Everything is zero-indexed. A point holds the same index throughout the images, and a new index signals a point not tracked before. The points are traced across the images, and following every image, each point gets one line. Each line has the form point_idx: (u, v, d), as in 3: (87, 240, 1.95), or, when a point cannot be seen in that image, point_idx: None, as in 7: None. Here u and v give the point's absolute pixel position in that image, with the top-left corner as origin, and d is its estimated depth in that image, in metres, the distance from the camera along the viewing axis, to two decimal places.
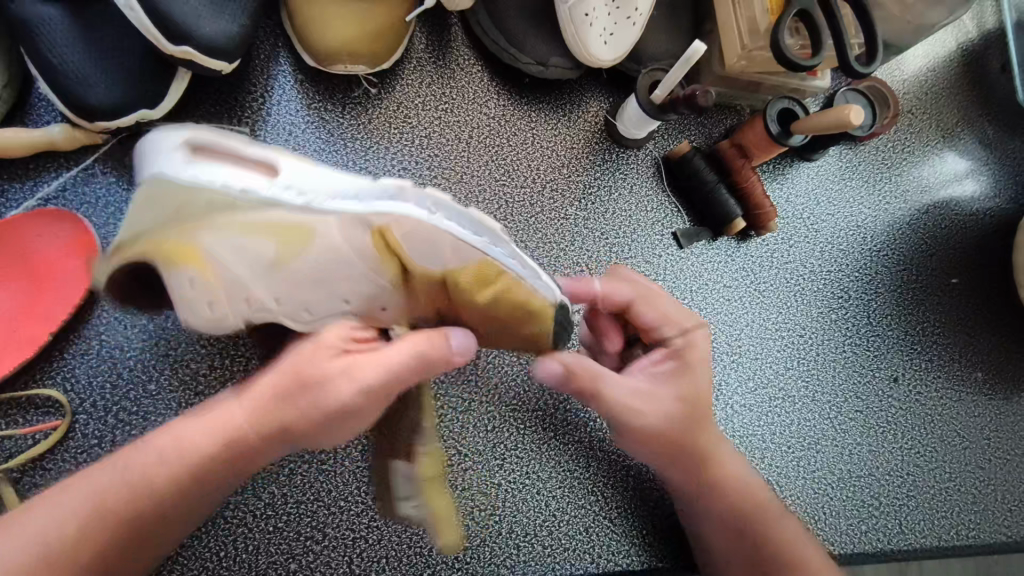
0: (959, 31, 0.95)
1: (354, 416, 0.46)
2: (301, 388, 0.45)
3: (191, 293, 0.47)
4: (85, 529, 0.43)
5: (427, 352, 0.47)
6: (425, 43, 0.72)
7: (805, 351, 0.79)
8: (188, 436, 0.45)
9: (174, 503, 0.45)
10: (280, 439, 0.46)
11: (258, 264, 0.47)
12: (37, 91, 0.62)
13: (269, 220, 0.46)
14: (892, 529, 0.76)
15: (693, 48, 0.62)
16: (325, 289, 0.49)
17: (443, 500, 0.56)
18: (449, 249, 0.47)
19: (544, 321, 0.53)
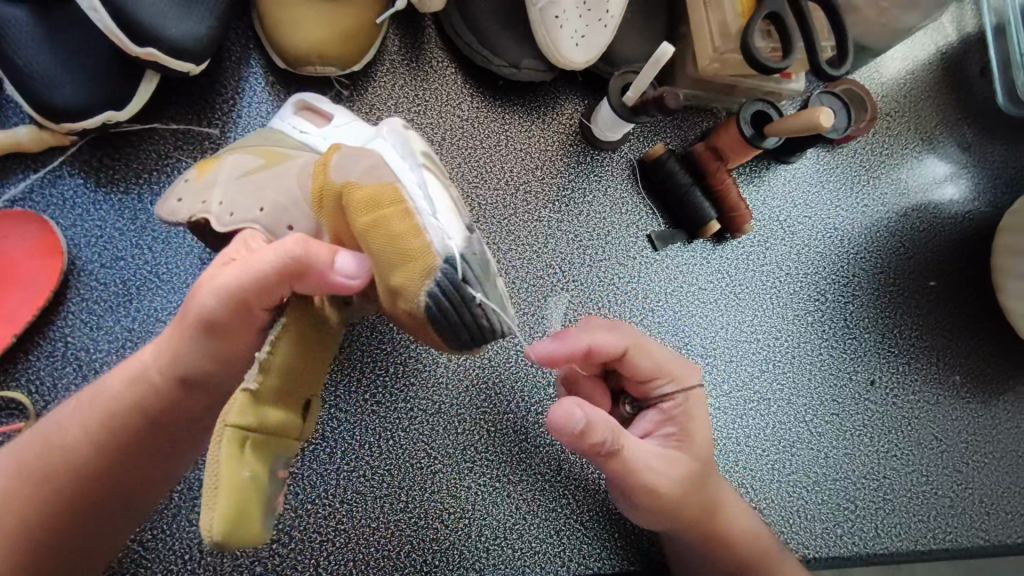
0: (939, 33, 0.95)
1: (230, 330, 0.47)
2: (184, 314, 0.48)
3: (180, 188, 0.56)
4: (12, 490, 0.46)
5: (294, 253, 0.44)
6: (398, 44, 0.72)
7: (781, 354, 0.79)
8: (100, 388, 0.49)
9: (89, 457, 0.47)
10: (178, 378, 0.48)
11: (242, 170, 0.56)
12: (5, 92, 0.61)
13: (274, 149, 0.58)
14: (868, 532, 0.76)
15: (662, 50, 0.61)
16: (257, 197, 0.53)
17: (237, 469, 0.38)
18: (367, 164, 0.48)
19: (414, 269, 0.44)
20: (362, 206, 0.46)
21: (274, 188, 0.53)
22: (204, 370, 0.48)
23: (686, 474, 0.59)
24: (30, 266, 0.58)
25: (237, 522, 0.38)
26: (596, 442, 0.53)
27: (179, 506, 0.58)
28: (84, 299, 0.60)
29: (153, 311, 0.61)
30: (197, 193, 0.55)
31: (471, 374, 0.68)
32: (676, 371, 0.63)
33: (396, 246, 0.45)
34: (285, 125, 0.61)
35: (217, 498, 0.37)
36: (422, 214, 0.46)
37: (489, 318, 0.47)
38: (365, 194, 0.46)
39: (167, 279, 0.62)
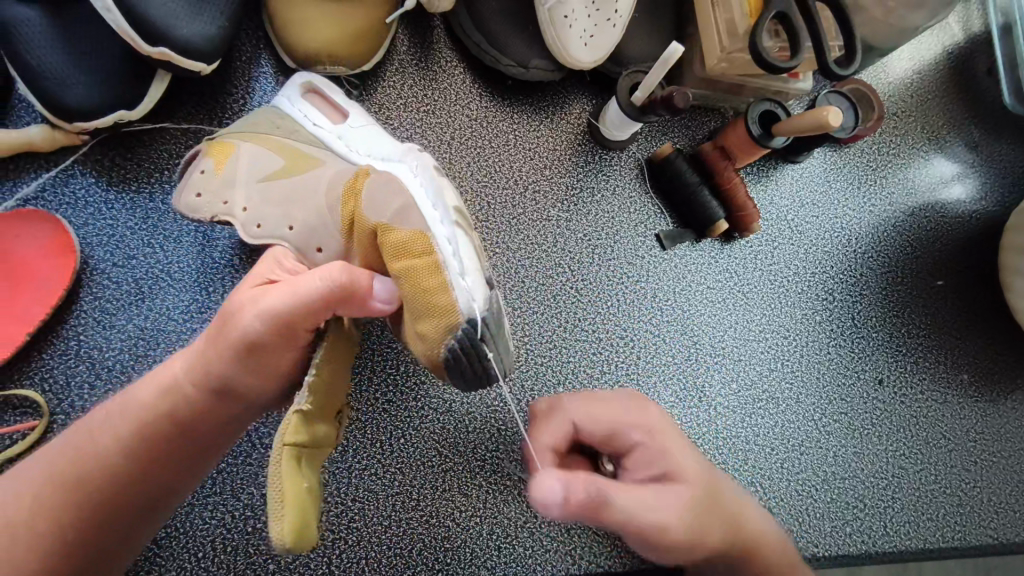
0: (946, 33, 0.95)
1: (270, 350, 0.47)
2: (224, 327, 0.48)
3: (197, 181, 0.57)
4: (43, 500, 0.45)
5: (340, 281, 0.48)
6: (407, 44, 0.73)
7: (789, 353, 0.79)
8: (133, 397, 0.49)
9: (119, 468, 0.46)
10: (213, 390, 0.48)
11: (261, 171, 0.57)
12: (18, 92, 0.62)
13: (288, 145, 0.58)
14: (877, 531, 0.76)
15: (671, 50, 0.61)
16: (285, 213, 0.56)
17: (296, 488, 0.41)
18: (399, 209, 0.53)
19: (441, 324, 0.49)
20: (396, 250, 0.51)
21: (301, 204, 0.56)
22: (241, 382, 0.48)
23: (695, 514, 0.52)
24: (42, 266, 0.58)
25: (302, 531, 0.41)
26: (582, 503, 0.46)
27: (193, 504, 0.59)
28: (96, 298, 0.60)
29: (165, 309, 0.61)
30: (216, 189, 0.56)
31: None
32: (640, 417, 0.59)
33: (426, 299, 0.50)
34: (300, 113, 0.61)
35: (286, 508, 0.40)
36: (449, 265, 0.51)
37: (494, 369, 0.53)
38: (399, 238, 0.52)
39: (179, 277, 0.62)
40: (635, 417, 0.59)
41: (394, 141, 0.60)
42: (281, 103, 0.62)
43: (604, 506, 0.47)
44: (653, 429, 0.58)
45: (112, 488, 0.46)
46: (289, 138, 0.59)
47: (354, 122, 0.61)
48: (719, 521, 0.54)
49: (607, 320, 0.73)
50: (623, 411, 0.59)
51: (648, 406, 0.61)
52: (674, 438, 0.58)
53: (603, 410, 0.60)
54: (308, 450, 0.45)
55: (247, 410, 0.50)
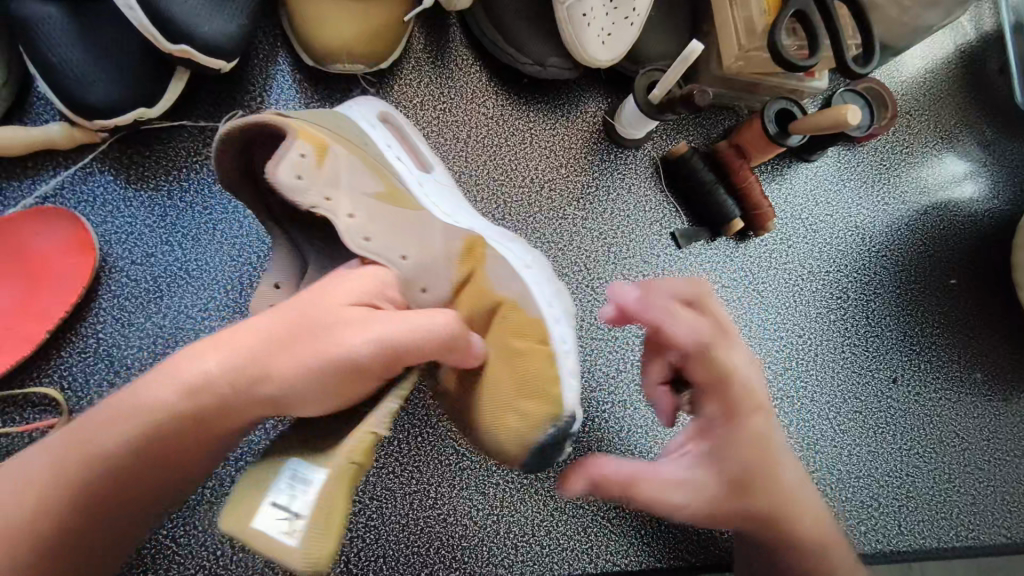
0: (958, 33, 0.95)
1: (355, 378, 0.45)
2: (290, 338, 0.44)
3: (297, 162, 0.51)
4: (45, 497, 0.40)
5: (455, 330, 0.48)
6: (424, 43, 0.73)
7: (804, 352, 0.79)
8: (147, 393, 0.41)
9: (128, 467, 0.41)
10: (255, 394, 0.44)
11: (370, 189, 0.55)
12: (36, 90, 0.62)
13: (395, 180, 0.58)
14: (892, 530, 0.76)
15: (689, 48, 0.62)
16: (400, 241, 0.54)
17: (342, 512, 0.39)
18: (522, 294, 0.56)
19: (544, 409, 0.52)
20: (518, 331, 0.54)
21: (413, 240, 0.55)
22: (295, 392, 0.44)
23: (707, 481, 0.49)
24: (60, 263, 0.58)
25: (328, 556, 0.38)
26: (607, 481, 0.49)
27: (212, 501, 0.59)
28: (115, 296, 0.60)
29: (183, 308, 0.61)
30: (320, 182, 0.53)
31: None
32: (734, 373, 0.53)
33: (541, 385, 0.52)
34: (382, 140, 0.61)
35: (335, 521, 0.38)
36: (561, 357, 0.55)
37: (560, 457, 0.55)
38: (522, 320, 0.54)
39: (197, 276, 0.62)
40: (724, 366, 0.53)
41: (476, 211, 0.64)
42: (352, 115, 0.61)
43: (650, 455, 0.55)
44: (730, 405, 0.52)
45: (120, 485, 0.41)
46: (385, 166, 0.58)
47: (436, 177, 0.63)
48: (760, 476, 0.50)
49: None
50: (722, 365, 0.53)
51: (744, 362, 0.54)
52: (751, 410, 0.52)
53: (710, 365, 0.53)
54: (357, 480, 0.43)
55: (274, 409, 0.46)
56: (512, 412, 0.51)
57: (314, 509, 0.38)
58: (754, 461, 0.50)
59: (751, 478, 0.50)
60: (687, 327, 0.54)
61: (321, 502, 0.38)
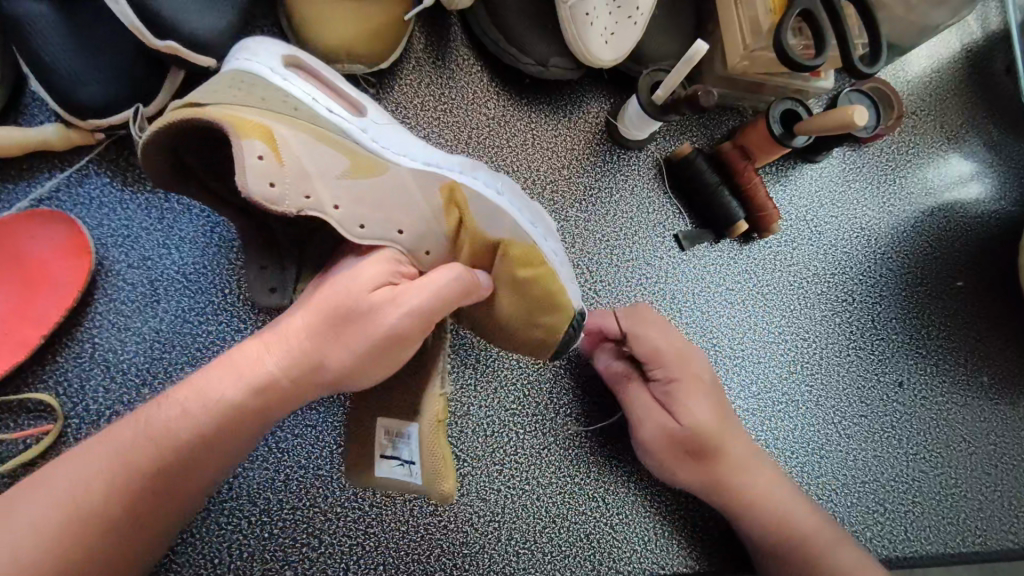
0: (964, 32, 0.94)
1: (405, 347, 0.46)
2: (347, 326, 0.45)
3: (259, 167, 0.46)
4: (115, 484, 0.41)
5: (462, 276, 0.49)
6: (424, 42, 0.72)
7: (809, 356, 0.78)
8: (215, 388, 0.43)
9: (191, 459, 0.43)
10: (311, 384, 0.45)
11: (331, 168, 0.50)
12: (31, 90, 0.61)
13: (343, 144, 0.52)
14: (898, 536, 0.75)
15: (695, 48, 0.60)
16: (391, 216, 0.51)
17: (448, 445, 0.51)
18: (509, 224, 0.54)
19: (567, 318, 0.57)
20: (521, 261, 0.54)
21: (401, 206, 0.52)
22: (353, 374, 0.45)
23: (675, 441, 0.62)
24: (55, 268, 0.57)
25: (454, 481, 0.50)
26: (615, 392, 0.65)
27: (209, 509, 0.58)
28: (112, 300, 0.59)
29: (180, 312, 0.60)
30: (292, 180, 0.48)
31: (500, 375, 0.67)
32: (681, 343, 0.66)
33: (555, 300, 0.56)
34: (303, 93, 0.53)
35: (446, 462, 0.49)
36: (562, 271, 0.58)
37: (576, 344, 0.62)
38: (521, 252, 0.54)
39: (194, 279, 0.61)
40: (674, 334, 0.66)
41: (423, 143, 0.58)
42: (256, 70, 0.52)
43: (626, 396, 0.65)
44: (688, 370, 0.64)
45: (183, 473, 0.43)
46: (324, 126, 0.52)
47: (371, 116, 0.56)
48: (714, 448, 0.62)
49: None
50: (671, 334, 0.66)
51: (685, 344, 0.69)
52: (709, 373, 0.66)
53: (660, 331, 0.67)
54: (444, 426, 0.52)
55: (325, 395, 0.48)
56: (537, 329, 0.56)
57: (428, 467, 0.49)
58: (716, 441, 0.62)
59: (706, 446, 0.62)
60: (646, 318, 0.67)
61: (434, 465, 0.49)
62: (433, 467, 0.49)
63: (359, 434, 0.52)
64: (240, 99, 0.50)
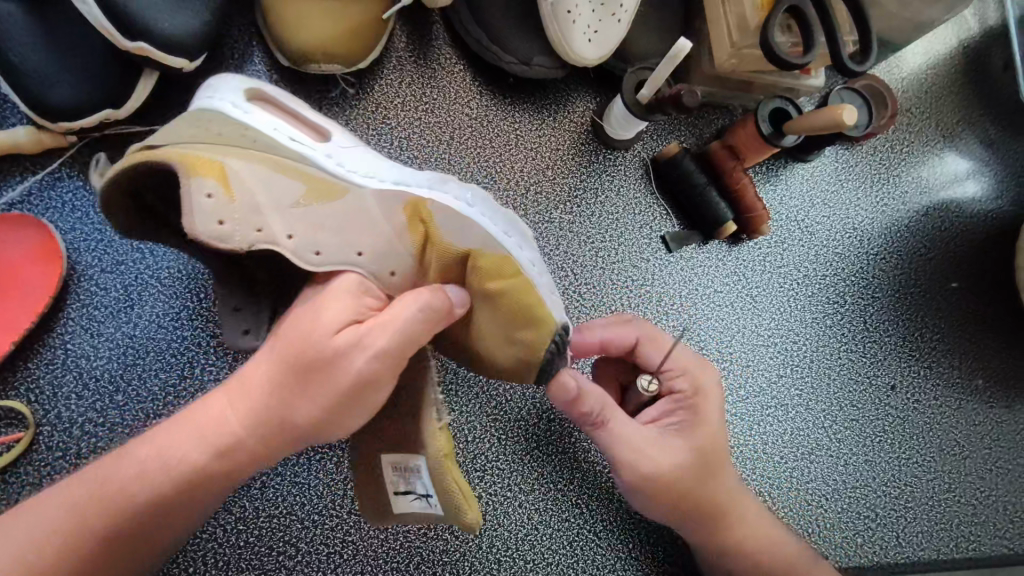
0: (960, 28, 0.92)
1: (374, 395, 0.44)
2: (312, 380, 0.43)
3: (208, 206, 0.47)
4: (69, 545, 0.41)
5: (430, 304, 0.45)
6: (405, 41, 0.71)
7: (799, 359, 0.77)
8: (179, 446, 0.43)
9: (149, 519, 0.43)
10: (275, 443, 0.44)
11: (285, 196, 0.50)
12: (3, 92, 0.60)
13: (301, 171, 0.51)
14: (889, 542, 0.73)
15: (678, 46, 0.59)
16: (351, 239, 0.51)
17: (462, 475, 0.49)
18: (478, 234, 0.51)
19: (545, 332, 0.51)
20: (491, 274, 0.50)
21: (361, 228, 0.51)
22: (321, 431, 0.44)
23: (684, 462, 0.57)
24: (27, 273, 0.56)
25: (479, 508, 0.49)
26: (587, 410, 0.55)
27: None
28: (84, 305, 0.58)
29: (154, 318, 0.59)
30: (243, 214, 0.48)
31: (481, 380, 0.66)
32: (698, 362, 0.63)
33: (531, 314, 0.51)
34: (264, 124, 0.53)
35: (467, 494, 0.48)
36: (540, 282, 0.53)
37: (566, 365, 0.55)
38: (491, 263, 0.51)
39: (169, 284, 0.60)
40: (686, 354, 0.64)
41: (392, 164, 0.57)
42: (218, 107, 0.53)
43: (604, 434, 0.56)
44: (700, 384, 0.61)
45: (142, 531, 0.43)
46: (281, 157, 0.52)
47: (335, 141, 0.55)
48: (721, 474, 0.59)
49: None
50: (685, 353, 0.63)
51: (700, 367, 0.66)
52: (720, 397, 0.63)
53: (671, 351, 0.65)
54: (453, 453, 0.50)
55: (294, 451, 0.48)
56: (515, 344, 0.52)
57: (450, 501, 0.47)
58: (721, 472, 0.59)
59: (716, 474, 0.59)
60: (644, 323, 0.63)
61: (456, 500, 0.47)
62: (456, 501, 0.47)
63: (369, 479, 0.51)
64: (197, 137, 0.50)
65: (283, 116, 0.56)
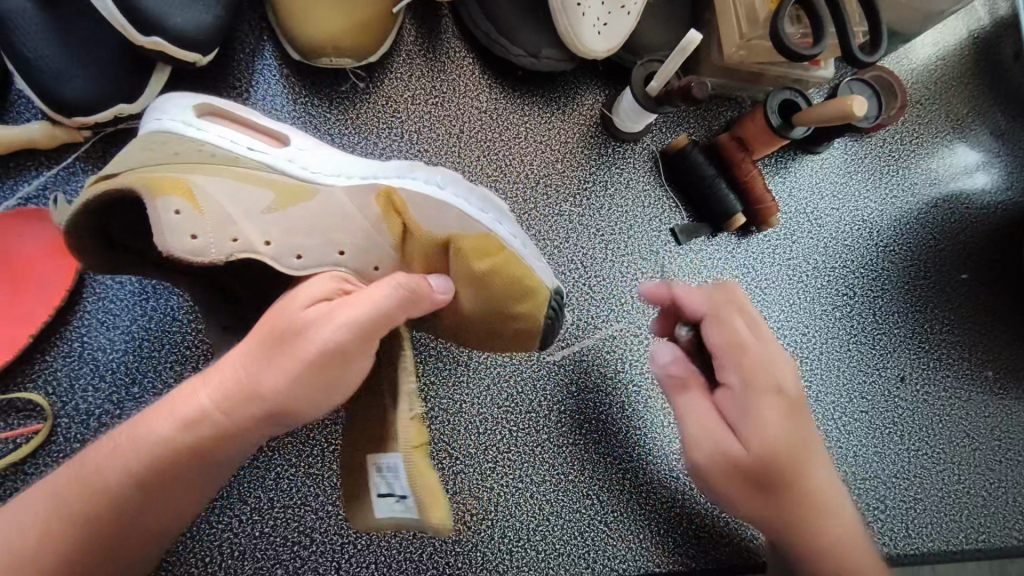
0: (970, 18, 0.92)
1: (339, 365, 0.44)
2: (275, 346, 0.44)
3: (180, 223, 0.47)
4: (46, 526, 0.42)
5: (405, 284, 0.47)
6: (414, 35, 0.71)
7: (808, 350, 0.77)
8: (152, 424, 0.44)
9: (127, 502, 0.43)
10: (239, 419, 0.44)
11: (253, 207, 0.51)
12: (17, 88, 0.60)
13: (266, 178, 0.53)
14: (898, 532, 0.74)
15: (689, 38, 0.59)
16: (330, 238, 0.53)
17: (431, 476, 0.46)
18: (456, 218, 0.55)
19: (538, 301, 0.57)
20: (474, 254, 0.54)
21: (338, 227, 0.53)
22: (283, 403, 0.43)
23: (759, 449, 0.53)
24: (43, 267, 0.57)
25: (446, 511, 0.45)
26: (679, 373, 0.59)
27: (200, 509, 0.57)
28: (100, 299, 0.59)
29: (169, 311, 0.60)
30: (216, 227, 0.49)
31: (491, 373, 0.66)
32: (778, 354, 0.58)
33: (523, 284, 0.56)
34: (220, 138, 0.53)
35: (435, 491, 0.44)
36: (521, 253, 0.58)
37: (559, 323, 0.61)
38: (473, 245, 0.55)
39: None
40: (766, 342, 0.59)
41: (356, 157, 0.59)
42: (171, 126, 0.52)
43: (680, 401, 0.58)
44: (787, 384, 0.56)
45: (119, 519, 0.43)
46: (244, 168, 0.52)
47: (295, 143, 0.56)
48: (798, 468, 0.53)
49: (619, 317, 0.71)
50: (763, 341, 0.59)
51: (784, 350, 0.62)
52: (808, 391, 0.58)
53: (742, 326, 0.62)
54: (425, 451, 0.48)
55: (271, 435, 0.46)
56: (512, 318, 0.56)
57: (415, 498, 0.44)
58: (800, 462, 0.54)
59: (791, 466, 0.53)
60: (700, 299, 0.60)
61: (420, 497, 0.44)
62: (420, 498, 0.44)
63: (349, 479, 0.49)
64: (155, 157, 0.50)
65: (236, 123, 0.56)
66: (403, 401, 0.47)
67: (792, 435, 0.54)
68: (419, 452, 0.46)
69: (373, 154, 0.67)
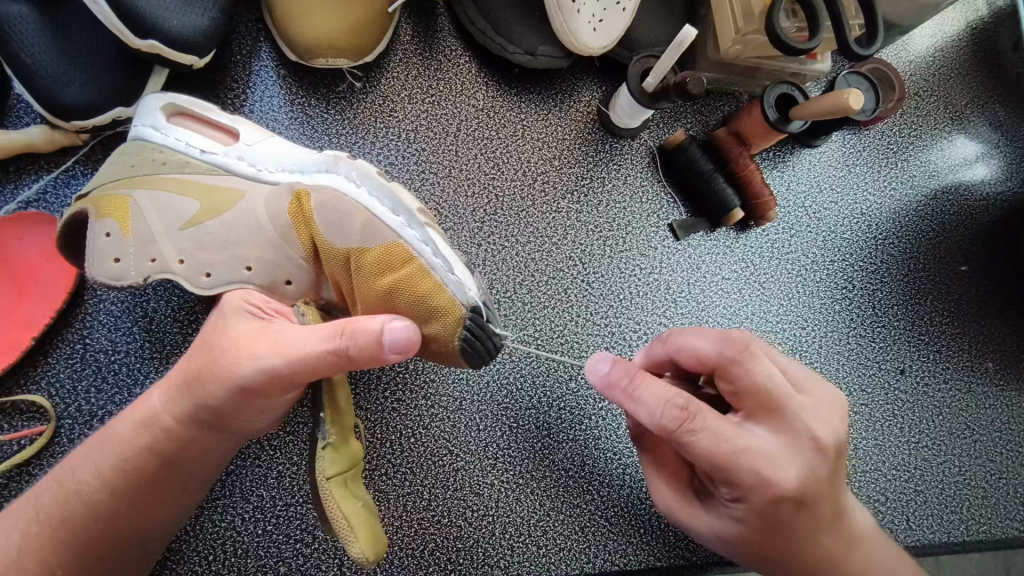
0: (968, 9, 0.92)
1: (265, 395, 0.45)
2: (204, 376, 0.45)
3: (105, 246, 0.51)
4: (30, 539, 0.43)
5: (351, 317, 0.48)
6: (410, 34, 0.71)
7: (807, 343, 0.76)
8: (115, 429, 0.46)
9: (99, 508, 0.44)
10: (204, 423, 0.46)
11: (175, 220, 0.53)
12: (15, 92, 0.61)
13: (203, 185, 0.54)
14: (899, 524, 0.74)
15: (683, 33, 0.59)
16: (240, 255, 0.52)
17: (353, 504, 0.48)
18: (361, 223, 0.51)
19: (452, 322, 0.50)
20: (377, 270, 0.50)
21: (248, 241, 0.52)
22: (227, 411, 0.46)
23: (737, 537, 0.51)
24: (44, 272, 0.58)
25: (369, 540, 0.47)
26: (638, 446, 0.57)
27: (203, 507, 0.58)
28: (100, 301, 0.59)
29: (169, 312, 0.60)
30: (139, 248, 0.52)
31: (490, 371, 0.66)
32: (777, 445, 0.48)
33: (427, 303, 0.49)
34: (177, 141, 0.56)
35: (353, 524, 0.46)
36: (439, 268, 0.50)
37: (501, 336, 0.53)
38: (376, 257, 0.50)
39: None
40: (780, 424, 0.49)
41: (306, 151, 0.56)
42: (141, 133, 0.56)
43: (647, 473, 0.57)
44: (782, 488, 0.48)
45: (105, 524, 0.45)
46: (187, 175, 0.54)
47: (245, 138, 0.57)
48: (796, 547, 0.51)
49: (618, 313, 0.71)
50: (767, 436, 0.48)
51: (817, 408, 0.51)
52: (826, 473, 0.50)
53: (753, 399, 0.49)
54: (352, 473, 0.50)
55: (242, 436, 0.50)
56: (435, 341, 0.51)
57: (341, 529, 0.46)
58: (802, 539, 0.50)
59: (784, 547, 0.50)
60: (657, 396, 0.48)
61: (344, 531, 0.46)
62: (343, 531, 0.46)
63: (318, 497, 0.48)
64: (111, 170, 0.54)
65: (200, 124, 0.58)
66: (320, 433, 0.49)
67: (789, 531, 0.50)
68: (341, 481, 0.48)
69: (371, 154, 0.67)
